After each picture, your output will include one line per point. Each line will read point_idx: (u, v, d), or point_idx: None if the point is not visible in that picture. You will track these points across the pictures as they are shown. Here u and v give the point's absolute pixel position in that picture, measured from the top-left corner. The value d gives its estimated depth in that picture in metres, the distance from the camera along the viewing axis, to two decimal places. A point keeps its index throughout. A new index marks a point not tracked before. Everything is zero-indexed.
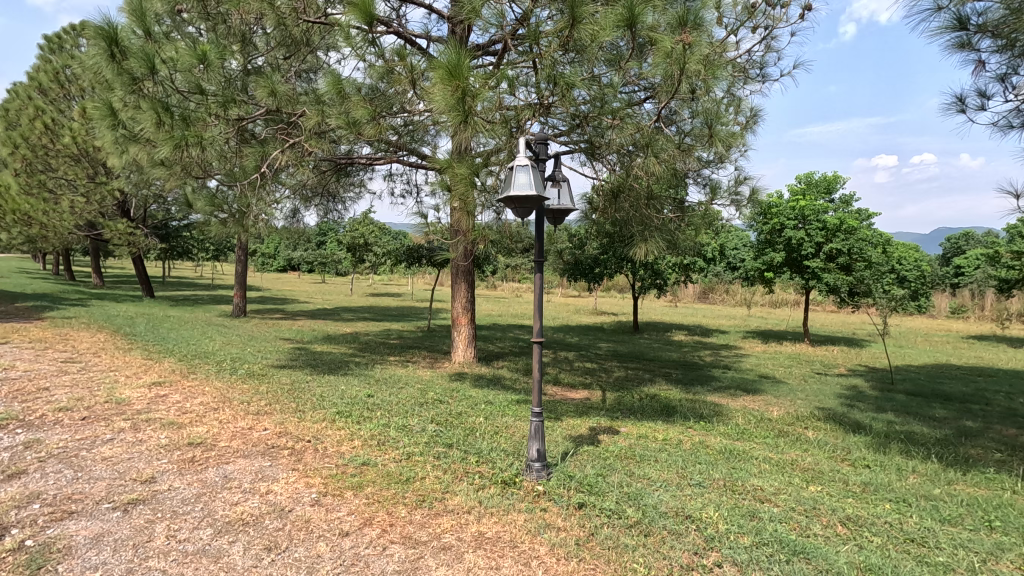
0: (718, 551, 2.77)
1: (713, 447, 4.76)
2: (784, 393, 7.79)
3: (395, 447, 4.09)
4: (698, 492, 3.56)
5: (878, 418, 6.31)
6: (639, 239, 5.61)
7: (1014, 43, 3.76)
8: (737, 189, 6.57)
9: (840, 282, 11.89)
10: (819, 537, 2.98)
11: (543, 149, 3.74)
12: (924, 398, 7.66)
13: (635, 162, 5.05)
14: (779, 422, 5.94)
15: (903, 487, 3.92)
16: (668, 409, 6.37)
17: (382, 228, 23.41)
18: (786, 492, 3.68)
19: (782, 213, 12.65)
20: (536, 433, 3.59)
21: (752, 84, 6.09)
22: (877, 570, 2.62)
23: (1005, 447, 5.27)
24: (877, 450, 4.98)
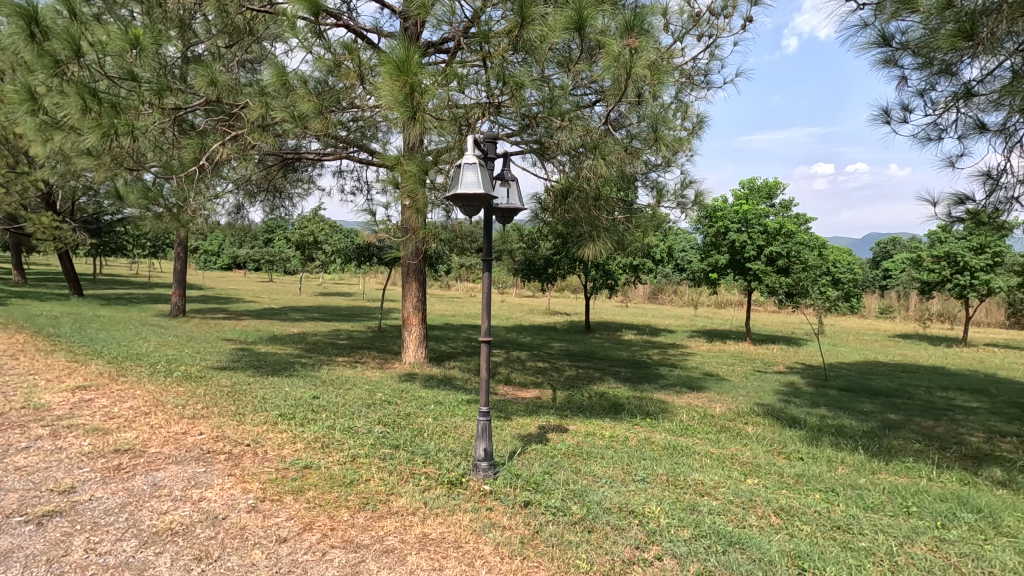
0: (659, 544, 2.84)
1: (657, 443, 4.89)
2: (726, 390, 8.11)
3: (339, 450, 3.99)
4: (641, 487, 3.64)
5: (812, 413, 6.65)
6: (588, 239, 5.80)
7: (931, 61, 4.05)
8: (683, 192, 6.78)
9: (778, 284, 12.41)
10: (753, 527, 3.11)
11: (492, 148, 3.75)
12: (853, 393, 8.13)
13: (585, 164, 5.12)
14: (721, 418, 6.16)
15: (832, 478, 4.15)
16: (615, 407, 6.49)
17: (332, 226, 22.87)
18: (725, 485, 3.81)
19: (726, 217, 13.21)
20: (484, 432, 3.59)
21: (698, 90, 6.30)
22: (805, 557, 2.75)
23: (923, 437, 5.67)
24: (810, 443, 5.24)
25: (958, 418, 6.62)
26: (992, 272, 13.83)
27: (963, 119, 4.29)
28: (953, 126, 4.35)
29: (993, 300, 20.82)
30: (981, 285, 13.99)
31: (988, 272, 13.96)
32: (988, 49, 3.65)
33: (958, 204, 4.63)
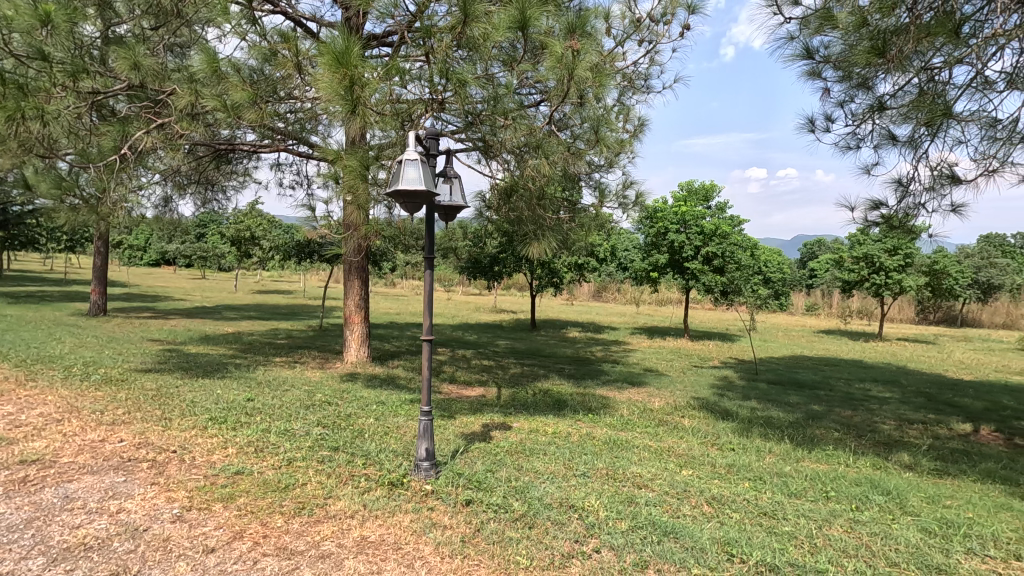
0: (597, 537, 2.90)
1: (598, 438, 4.99)
2: (665, 385, 8.40)
3: (274, 454, 3.84)
4: (581, 482, 3.72)
5: (744, 405, 6.99)
6: (532, 236, 5.73)
7: (850, 75, 4.33)
8: (624, 193, 6.95)
9: (714, 283, 13.04)
10: (687, 517, 3.23)
11: (434, 144, 3.71)
12: (781, 386, 8.61)
13: (528, 163, 5.15)
14: (660, 412, 6.37)
15: (760, 467, 4.37)
16: (559, 403, 6.58)
17: (271, 221, 22.01)
18: (661, 477, 3.94)
19: (666, 218, 13.63)
20: (425, 432, 3.55)
21: (639, 94, 6.47)
22: (734, 543, 2.89)
23: (842, 426, 6.08)
24: (741, 434, 5.50)
25: (873, 408, 7.14)
26: (903, 273, 14.98)
27: (877, 130, 4.62)
28: (869, 137, 4.67)
29: (905, 298, 22.57)
30: (894, 284, 15.13)
31: (900, 272, 15.11)
32: (898, 65, 3.95)
33: (873, 209, 4.98)
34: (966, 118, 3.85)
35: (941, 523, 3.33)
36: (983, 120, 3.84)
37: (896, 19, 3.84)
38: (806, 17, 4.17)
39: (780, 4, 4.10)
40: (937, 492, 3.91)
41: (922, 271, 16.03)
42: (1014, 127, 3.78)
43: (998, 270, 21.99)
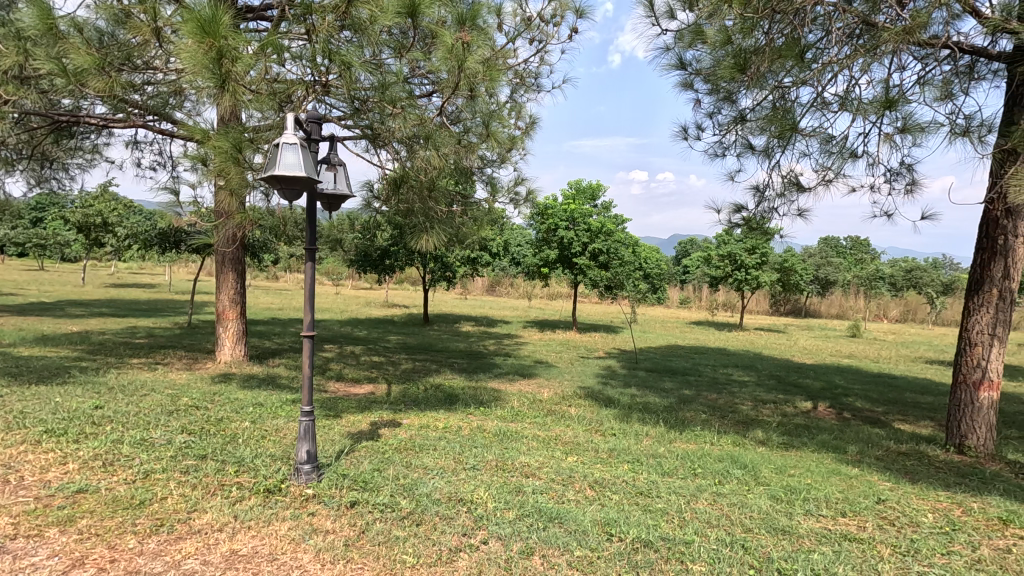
0: (485, 529, 2.93)
1: (489, 430, 5.04)
2: (554, 375, 8.71)
3: (128, 467, 3.42)
4: (471, 475, 3.73)
5: (625, 392, 7.45)
6: (419, 230, 5.64)
7: (718, 88, 4.73)
8: (515, 188, 7.06)
9: (600, 278, 13.74)
10: (571, 502, 3.37)
11: (315, 129, 3.49)
12: (657, 373, 9.29)
13: (418, 153, 5.03)
14: (548, 402, 6.58)
15: (638, 449, 4.67)
16: (450, 398, 6.55)
17: (128, 206, 19.63)
18: (548, 465, 4.08)
19: (556, 215, 14.08)
20: (307, 433, 3.35)
21: (530, 92, 6.60)
22: (613, 523, 3.05)
23: (708, 408, 6.68)
24: (622, 420, 5.84)
25: (734, 391, 7.94)
26: (760, 269, 16.82)
27: (739, 140, 5.11)
28: (732, 145, 5.15)
29: (761, 292, 25.36)
30: (752, 280, 16.93)
31: (757, 269, 16.94)
32: (755, 82, 4.38)
33: (735, 211, 5.51)
34: (808, 133, 4.37)
35: (786, 490, 3.77)
36: (821, 136, 4.39)
37: (754, 40, 4.26)
38: (681, 30, 4.49)
39: (659, 16, 4.38)
40: (784, 463, 4.43)
41: (774, 268, 18.09)
42: (845, 143, 4.35)
43: (833, 268, 25.45)
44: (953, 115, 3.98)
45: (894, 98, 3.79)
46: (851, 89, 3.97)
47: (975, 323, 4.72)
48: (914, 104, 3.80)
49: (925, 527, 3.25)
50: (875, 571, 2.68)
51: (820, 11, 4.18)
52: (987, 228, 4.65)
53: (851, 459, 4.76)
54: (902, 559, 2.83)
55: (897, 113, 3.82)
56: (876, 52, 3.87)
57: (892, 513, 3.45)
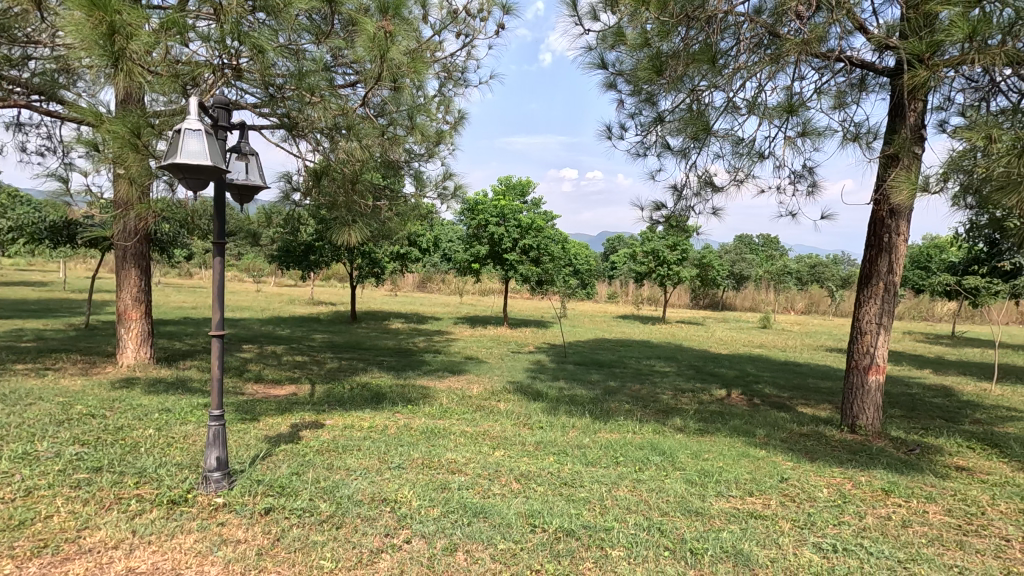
0: (408, 528, 2.88)
1: (416, 428, 4.98)
2: (484, 371, 8.73)
3: (6, 485, 3.08)
4: (395, 474, 3.66)
5: (553, 386, 7.59)
6: (342, 223, 5.22)
7: (639, 89, 4.90)
8: (443, 183, 6.98)
9: (530, 273, 13.91)
10: (496, 495, 3.38)
11: (223, 115, 3.28)
12: (584, 366, 9.54)
13: (340, 145, 4.84)
14: (477, 398, 6.58)
15: (564, 441, 4.77)
16: (377, 397, 6.39)
17: (14, 197, 17.72)
18: (474, 460, 4.07)
19: (486, 211, 14.09)
20: (216, 438, 3.16)
21: (458, 87, 6.54)
22: (537, 515, 3.09)
23: (631, 399, 6.94)
24: (549, 413, 5.93)
25: (656, 381, 8.30)
26: (680, 265, 17.66)
27: (659, 141, 5.32)
28: (653, 145, 5.36)
29: (683, 287, 26.63)
30: (674, 275, 17.73)
31: (678, 265, 17.77)
32: (672, 85, 4.58)
33: (656, 209, 5.74)
34: (720, 135, 4.62)
35: (701, 474, 3.98)
36: (732, 139, 4.66)
37: (672, 43, 4.43)
38: (603, 31, 4.60)
39: (582, 16, 4.46)
40: (699, 448, 4.67)
41: (694, 264, 19.05)
42: (753, 146, 4.64)
43: (747, 263, 27.16)
44: (845, 122, 4.34)
45: (795, 104, 4.08)
46: (758, 94, 4.23)
47: (864, 314, 5.17)
48: (812, 110, 4.11)
49: (820, 501, 3.54)
50: (777, 545, 2.88)
51: (730, 21, 4.41)
52: (875, 227, 5.10)
53: (759, 442, 5.09)
54: (800, 532, 3.06)
55: (798, 118, 4.12)
56: (779, 60, 4.14)
57: (792, 490, 3.73)
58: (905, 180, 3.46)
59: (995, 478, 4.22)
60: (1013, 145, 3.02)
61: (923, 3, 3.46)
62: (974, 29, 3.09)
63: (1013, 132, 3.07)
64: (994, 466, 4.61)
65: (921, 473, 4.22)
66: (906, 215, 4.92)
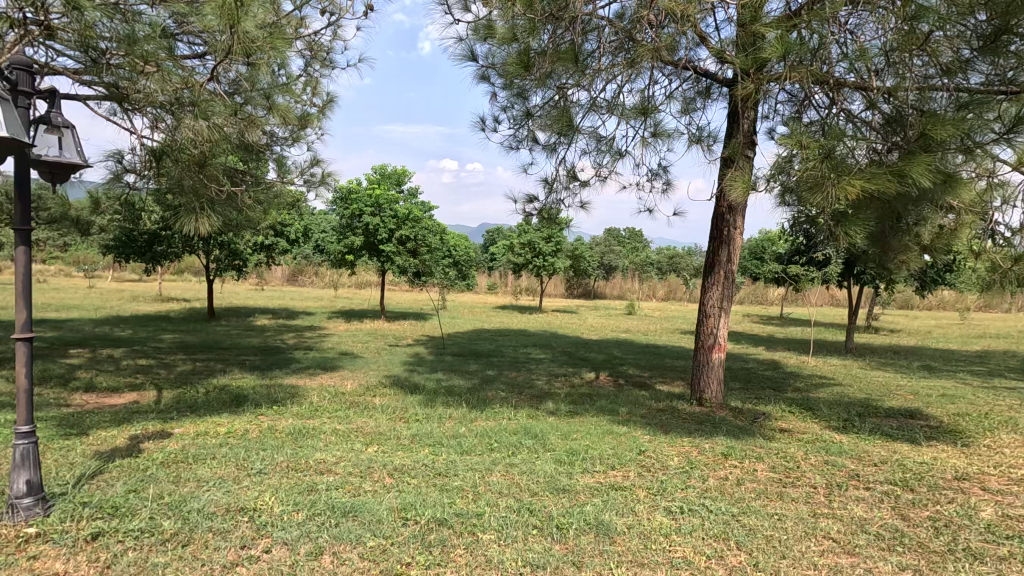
0: (269, 536, 2.70)
1: (281, 430, 4.67)
2: (359, 366, 8.43)
3: None
4: (256, 481, 3.40)
5: (431, 377, 7.55)
6: (188, 211, 4.59)
7: (510, 84, 4.99)
8: (310, 170, 6.58)
9: (408, 264, 13.65)
10: (367, 493, 3.28)
11: (28, 78, 2.77)
12: (463, 357, 9.62)
13: (185, 122, 4.31)
14: (351, 395, 6.34)
15: (440, 432, 4.77)
16: (238, 399, 5.89)
17: None
18: (346, 458, 3.92)
19: (360, 200, 13.56)
20: (25, 459, 2.70)
21: (324, 67, 6.18)
22: (410, 508, 3.06)
23: (508, 386, 7.12)
24: (426, 405, 5.90)
25: (532, 368, 8.60)
26: (555, 256, 18.44)
27: (529, 135, 5.49)
28: (524, 139, 5.53)
29: (558, 277, 27.85)
30: (549, 266, 18.47)
31: (553, 256, 18.53)
32: (540, 81, 4.73)
33: (529, 202, 5.92)
34: (584, 132, 4.87)
35: (569, 453, 4.20)
36: (595, 136, 4.93)
37: (539, 41, 4.58)
38: (474, 23, 4.60)
39: (452, 5, 4.42)
40: (569, 428, 4.92)
41: (567, 255, 19.94)
42: (612, 144, 4.96)
43: (615, 255, 29.11)
44: (690, 126, 4.80)
45: (647, 106, 4.41)
46: (616, 96, 4.52)
47: (709, 298, 5.75)
48: (662, 113, 4.47)
49: (671, 469, 3.91)
50: (632, 512, 3.13)
51: (593, 24, 4.65)
52: (717, 221, 5.70)
53: (622, 419, 5.49)
54: (652, 498, 3.36)
55: (650, 120, 4.46)
56: (635, 65, 4.46)
57: (648, 461, 4.07)
58: (739, 179, 3.90)
59: (808, 436, 4.97)
60: (820, 152, 3.54)
61: (751, 23, 3.89)
62: (789, 49, 3.56)
63: (818, 140, 3.60)
64: (807, 426, 5.43)
65: (753, 437, 4.84)
66: (741, 210, 5.57)
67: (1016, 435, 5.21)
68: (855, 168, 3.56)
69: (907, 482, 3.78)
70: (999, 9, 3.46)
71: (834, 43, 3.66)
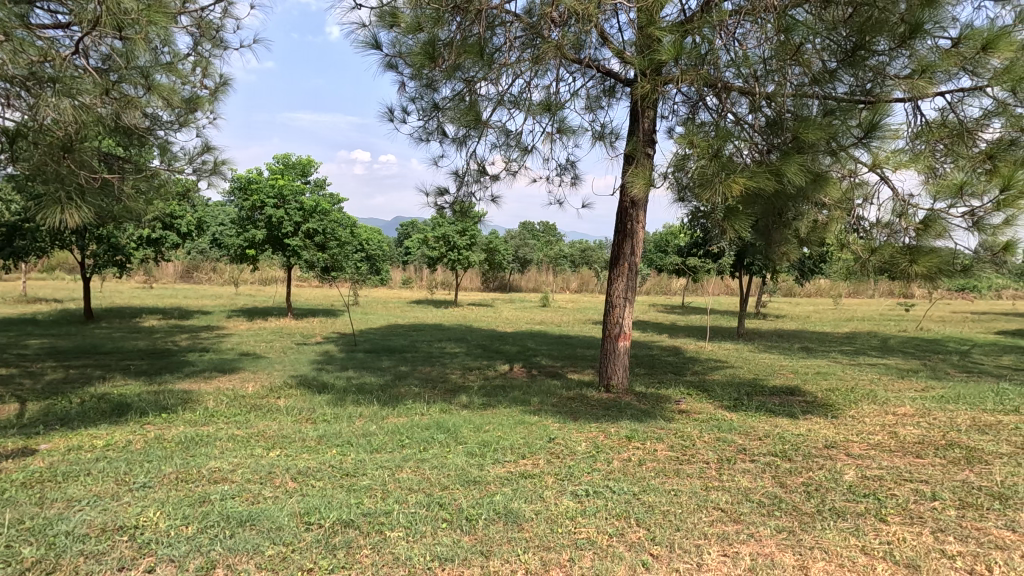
0: (153, 554, 2.49)
1: (171, 438, 4.31)
2: (262, 367, 7.96)
3: None
4: (138, 496, 3.12)
5: (341, 376, 7.29)
6: (51, 201, 3.91)
7: (418, 75, 4.89)
8: (201, 157, 6.09)
9: (316, 259, 13.04)
10: (267, 499, 3.12)
11: None
12: (375, 353, 9.38)
13: (46, 99, 3.82)
14: (252, 397, 5.98)
15: (349, 431, 4.61)
16: (120, 408, 5.36)
17: None
18: (245, 465, 3.70)
19: (262, 191, 12.77)
20: None
21: (215, 47, 5.72)
22: (313, 511, 2.94)
23: (421, 381, 7.03)
24: (335, 404, 5.69)
25: (446, 362, 8.55)
26: (469, 250, 18.43)
27: (439, 128, 5.43)
28: (434, 132, 5.46)
29: (473, 271, 27.87)
30: (464, 260, 18.42)
31: (468, 250, 18.50)
32: (448, 73, 4.68)
33: (440, 195, 5.86)
34: (492, 126, 4.89)
35: (480, 445, 4.22)
36: (503, 131, 4.97)
37: (446, 33, 4.52)
38: (378, 9, 4.42)
39: None
40: (481, 421, 4.95)
41: (482, 249, 19.90)
42: (520, 138, 5.02)
43: (529, 248, 29.58)
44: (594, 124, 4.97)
45: (551, 103, 4.51)
46: (522, 92, 4.57)
47: (615, 290, 5.99)
48: (566, 110, 4.59)
49: (579, 454, 4.04)
50: (540, 498, 3.21)
51: (500, 19, 4.66)
52: (621, 216, 5.95)
53: (534, 409, 5.61)
54: (560, 483, 3.46)
55: (554, 117, 4.57)
56: (540, 62, 4.53)
57: (557, 448, 4.18)
58: (639, 176, 4.09)
59: (703, 416, 5.34)
60: (709, 151, 3.79)
61: (647, 25, 4.05)
62: (682, 53, 3.76)
63: (707, 140, 3.85)
64: (703, 406, 5.84)
65: (654, 419, 5.12)
66: (643, 205, 5.84)
67: (875, 406, 5.92)
68: (740, 167, 3.84)
69: (786, 453, 4.18)
70: (855, 27, 3.91)
71: (720, 49, 3.92)
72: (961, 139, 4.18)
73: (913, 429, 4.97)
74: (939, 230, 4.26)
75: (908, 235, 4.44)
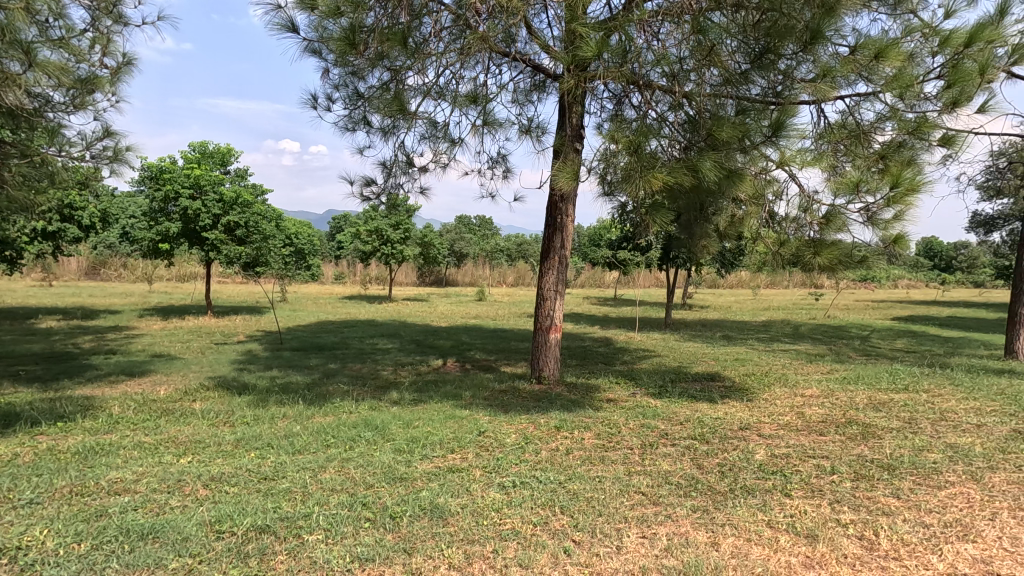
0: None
1: (66, 449, 3.95)
2: (176, 369, 7.45)
3: None
4: (23, 514, 2.83)
5: (263, 375, 6.95)
6: None
7: (342, 62, 4.72)
8: (102, 143, 5.61)
9: (237, 254, 12.31)
10: (174, 509, 2.92)
11: None
12: (302, 351, 9.00)
13: None
14: (164, 401, 5.58)
15: (270, 433, 4.40)
16: (6, 418, 4.85)
17: None
18: (151, 474, 3.44)
19: (176, 181, 11.93)
20: None
21: (115, 22, 5.25)
22: (226, 519, 2.78)
23: (350, 379, 6.83)
24: (256, 405, 5.41)
25: (378, 359, 8.34)
26: (403, 244, 18.06)
27: (365, 117, 5.27)
28: (359, 121, 5.29)
29: (408, 265, 27.40)
30: (398, 254, 18.05)
31: (401, 244, 18.13)
32: (373, 61, 4.54)
33: (367, 186, 5.70)
34: (419, 117, 4.79)
35: (409, 441, 4.15)
36: (430, 122, 4.88)
37: (368, 18, 4.38)
38: None
39: None
40: (410, 417, 4.87)
41: (416, 242, 19.57)
42: (448, 130, 4.95)
43: (465, 242, 29.39)
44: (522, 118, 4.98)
45: (477, 96, 4.47)
46: (448, 82, 4.50)
47: (545, 282, 6.05)
48: (493, 103, 4.57)
49: (508, 446, 4.06)
50: (467, 492, 3.20)
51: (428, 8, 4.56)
52: (551, 209, 6.01)
53: (465, 403, 5.58)
54: (487, 476, 3.47)
55: (480, 109, 4.53)
56: (467, 53, 4.48)
57: (487, 441, 4.18)
58: (565, 170, 4.13)
59: (630, 404, 5.51)
60: (632, 146, 3.88)
61: (570, 21, 4.09)
62: (605, 49, 3.82)
63: (629, 136, 3.94)
64: (630, 394, 6.03)
65: (583, 409, 5.23)
66: (572, 200, 5.93)
67: (786, 389, 6.33)
68: (660, 163, 3.96)
69: (704, 435, 4.39)
70: (764, 31, 4.12)
71: (642, 48, 4.01)
72: (858, 141, 4.52)
73: (818, 409, 5.36)
74: (839, 224, 4.58)
75: (813, 229, 4.75)
